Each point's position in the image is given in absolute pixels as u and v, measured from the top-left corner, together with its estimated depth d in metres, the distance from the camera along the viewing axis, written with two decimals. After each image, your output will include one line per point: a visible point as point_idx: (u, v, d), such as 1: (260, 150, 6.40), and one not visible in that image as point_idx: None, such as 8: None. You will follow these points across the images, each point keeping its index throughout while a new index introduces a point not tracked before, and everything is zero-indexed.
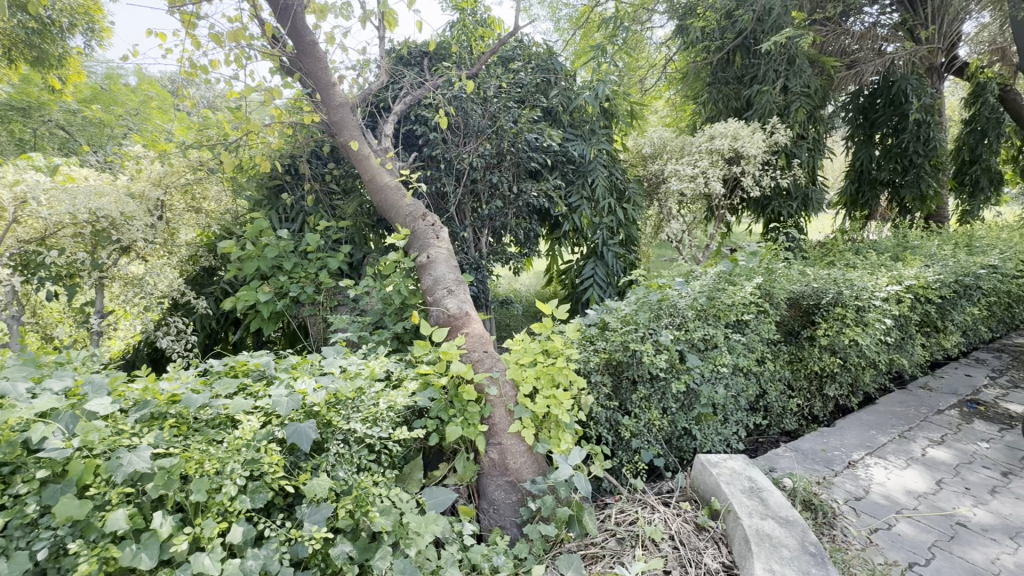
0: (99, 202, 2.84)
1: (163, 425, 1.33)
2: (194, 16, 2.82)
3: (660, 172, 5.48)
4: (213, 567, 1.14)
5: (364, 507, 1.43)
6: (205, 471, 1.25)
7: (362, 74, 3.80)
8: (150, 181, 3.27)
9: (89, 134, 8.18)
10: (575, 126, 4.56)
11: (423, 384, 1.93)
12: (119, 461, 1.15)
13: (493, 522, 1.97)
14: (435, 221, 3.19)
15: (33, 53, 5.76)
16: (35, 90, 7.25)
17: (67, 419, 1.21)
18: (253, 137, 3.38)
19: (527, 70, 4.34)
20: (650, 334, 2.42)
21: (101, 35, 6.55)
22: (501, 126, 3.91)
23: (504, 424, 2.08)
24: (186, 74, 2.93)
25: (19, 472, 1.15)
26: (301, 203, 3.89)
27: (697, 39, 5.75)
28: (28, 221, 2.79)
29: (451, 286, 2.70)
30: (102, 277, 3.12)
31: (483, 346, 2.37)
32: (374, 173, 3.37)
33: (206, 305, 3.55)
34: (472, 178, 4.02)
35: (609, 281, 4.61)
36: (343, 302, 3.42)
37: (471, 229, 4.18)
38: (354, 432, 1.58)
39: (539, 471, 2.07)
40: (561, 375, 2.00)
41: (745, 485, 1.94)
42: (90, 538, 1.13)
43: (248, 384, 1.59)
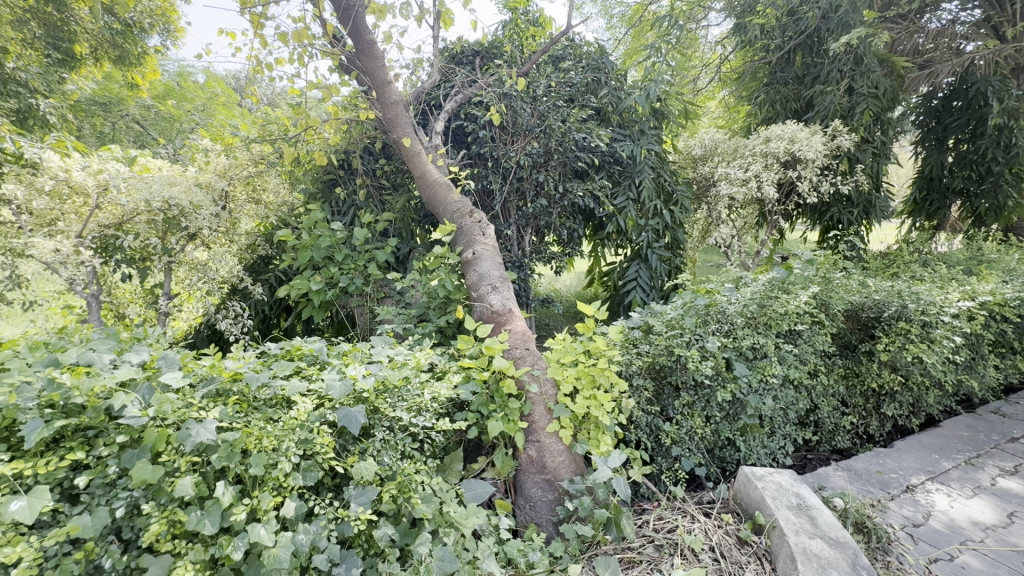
0: (170, 191, 3.08)
1: (226, 401, 1.41)
2: (262, 16, 2.97)
3: (710, 175, 5.37)
4: (267, 538, 1.20)
5: (406, 493, 1.49)
6: (263, 447, 1.32)
7: (416, 73, 3.90)
8: (216, 172, 3.48)
9: (160, 128, 8.78)
10: (624, 126, 4.49)
11: (466, 377, 1.97)
12: (188, 432, 1.24)
13: (529, 519, 1.98)
14: (482, 217, 3.23)
15: (115, 52, 6.22)
16: (115, 87, 7.89)
17: (143, 389, 1.31)
18: (311, 133, 3.52)
19: (577, 69, 4.31)
20: (696, 340, 2.37)
21: (174, 35, 7.00)
22: (550, 125, 3.89)
23: (543, 422, 2.09)
24: (252, 71, 3.10)
25: (102, 436, 1.26)
26: (353, 197, 4.00)
27: (756, 37, 5.52)
28: (109, 207, 3.05)
29: (496, 283, 2.73)
30: (171, 261, 3.34)
31: (525, 343, 2.38)
32: (424, 169, 3.44)
33: (262, 292, 3.74)
34: (518, 176, 4.03)
35: (652, 285, 4.50)
36: (389, 295, 3.51)
37: (515, 228, 4.19)
38: (399, 420, 1.64)
39: (577, 472, 2.08)
40: (603, 376, 1.98)
41: (792, 502, 1.87)
42: (161, 501, 1.22)
43: (303, 367, 1.66)
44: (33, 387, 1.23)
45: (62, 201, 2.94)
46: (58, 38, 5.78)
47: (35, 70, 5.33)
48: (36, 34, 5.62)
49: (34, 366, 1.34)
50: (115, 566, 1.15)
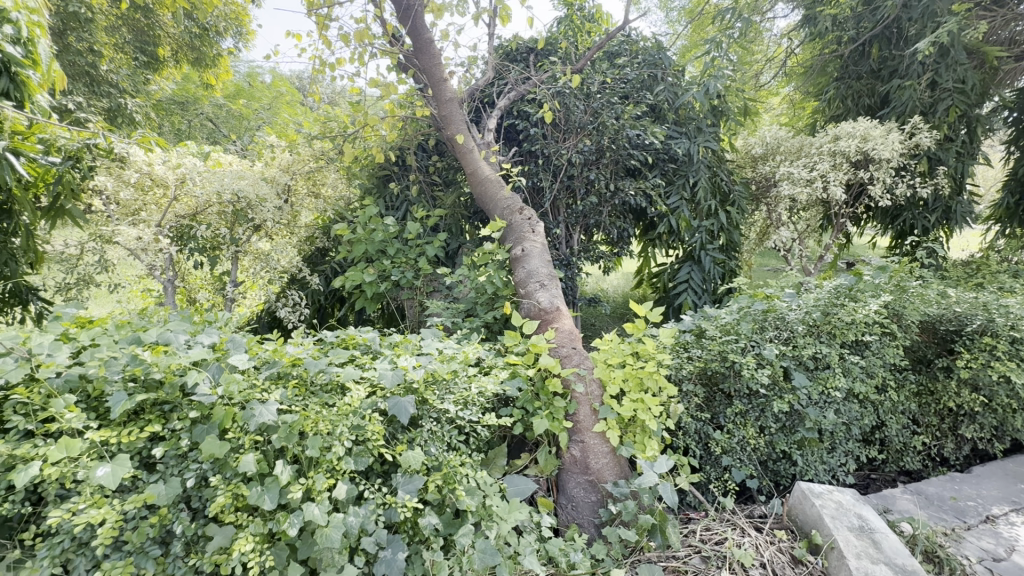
0: (239, 184, 3.27)
1: (287, 385, 1.49)
2: (327, 18, 3.10)
3: (771, 175, 5.12)
4: (321, 518, 1.25)
5: (451, 485, 1.51)
6: (319, 430, 1.38)
7: (470, 70, 3.95)
8: (281, 168, 3.71)
9: (230, 125, 9.37)
10: (680, 123, 4.34)
11: (512, 373, 1.98)
12: (252, 412, 1.32)
13: (571, 519, 1.96)
14: (531, 214, 3.22)
15: (193, 54, 6.67)
16: (192, 87, 8.48)
17: (213, 369, 1.39)
18: (369, 130, 3.63)
19: (632, 65, 4.23)
20: (752, 346, 2.27)
21: (245, 37, 7.42)
22: (603, 121, 3.82)
23: (588, 422, 2.07)
24: (316, 71, 3.24)
25: (176, 410, 1.35)
26: (406, 193, 4.01)
27: (827, 29, 5.20)
28: (185, 199, 3.32)
29: (544, 280, 2.72)
30: (238, 251, 3.57)
31: (572, 342, 2.37)
32: (475, 166, 3.47)
33: (318, 282, 3.89)
34: (569, 174, 3.99)
35: (705, 287, 4.28)
36: (438, 289, 3.58)
37: (564, 226, 4.16)
38: (446, 412, 1.67)
39: (621, 475, 2.05)
40: (651, 379, 1.94)
41: (853, 523, 1.76)
42: (226, 475, 1.30)
43: (357, 356, 1.72)
44: (119, 362, 1.34)
45: (145, 193, 3.23)
46: (144, 42, 6.25)
47: (124, 72, 5.81)
48: (126, 39, 6.09)
49: (121, 343, 1.46)
50: (184, 532, 1.23)
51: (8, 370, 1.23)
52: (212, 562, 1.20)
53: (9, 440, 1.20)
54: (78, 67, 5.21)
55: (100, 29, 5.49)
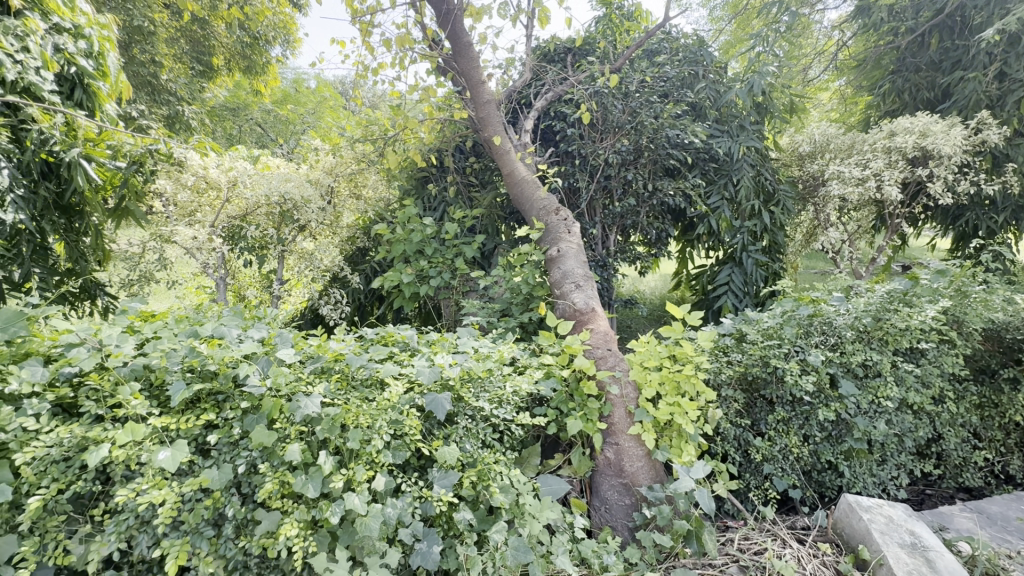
0: (286, 186, 3.52)
1: (329, 378, 1.55)
2: (370, 25, 3.19)
3: (819, 174, 4.91)
4: (360, 508, 1.30)
5: (485, 482, 1.54)
6: (359, 423, 1.43)
7: (508, 72, 3.98)
8: (325, 170, 3.89)
9: (277, 130, 9.79)
10: (722, 121, 4.22)
11: (546, 374, 1.99)
12: (298, 403, 1.38)
13: (604, 521, 1.95)
14: (568, 215, 3.22)
15: (244, 63, 7.01)
16: (243, 94, 8.90)
17: (263, 362, 1.47)
18: (408, 134, 3.72)
19: (672, 63, 4.17)
20: (796, 352, 2.19)
21: (292, 46, 7.74)
22: (642, 121, 3.76)
23: (623, 425, 2.06)
24: (359, 76, 3.34)
25: (228, 400, 1.44)
26: (443, 194, 4.05)
27: (882, 21, 4.96)
28: (237, 200, 3.55)
29: (579, 281, 2.72)
30: (284, 250, 3.73)
31: (607, 344, 2.36)
32: (512, 167, 3.49)
33: (359, 281, 4.01)
34: (606, 174, 3.95)
35: (745, 291, 4.14)
36: (474, 289, 3.62)
37: (600, 226, 4.12)
38: (481, 410, 1.70)
39: (656, 479, 2.02)
40: (688, 383, 1.91)
41: (905, 539, 1.68)
42: (274, 463, 1.36)
43: (396, 352, 1.77)
44: (178, 353, 1.44)
45: (201, 195, 3.47)
46: (201, 52, 6.63)
47: (182, 81, 6.17)
48: (184, 50, 6.47)
49: (180, 336, 1.56)
50: (234, 515, 1.30)
51: (82, 359, 1.35)
52: (260, 545, 1.27)
53: (82, 423, 1.31)
54: (141, 77, 5.56)
55: (161, 41, 5.85)
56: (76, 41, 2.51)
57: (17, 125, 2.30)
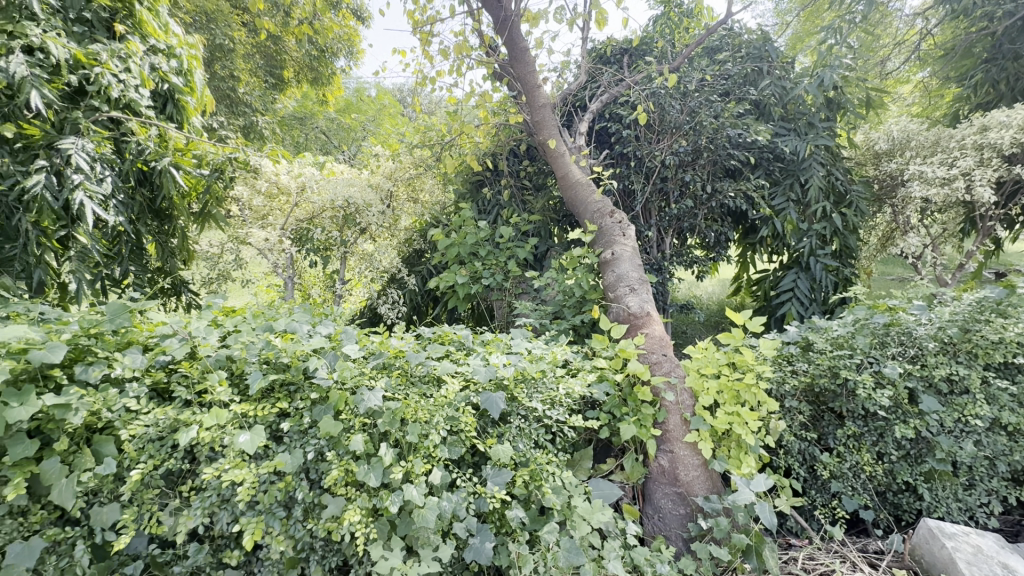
0: (349, 191, 3.75)
1: (390, 374, 1.62)
2: (430, 35, 3.31)
3: (898, 173, 4.57)
4: (418, 499, 1.35)
5: (538, 481, 1.56)
6: (418, 418, 1.49)
7: (563, 75, 3.99)
8: (385, 175, 4.09)
9: (340, 138, 10.29)
10: (788, 119, 4.01)
11: (599, 377, 1.98)
12: (361, 397, 1.46)
13: (658, 530, 1.91)
14: (623, 218, 3.17)
15: (312, 74, 7.43)
16: (310, 104, 9.44)
17: (330, 357, 1.55)
18: (465, 139, 3.81)
19: (735, 60, 4.02)
20: (869, 363, 2.06)
21: (356, 56, 8.11)
22: (701, 121, 3.66)
23: (679, 432, 2.01)
24: (418, 84, 3.46)
25: (299, 391, 1.53)
26: (498, 197, 4.11)
27: (975, 5, 4.51)
28: (305, 204, 3.77)
29: (634, 285, 2.68)
30: (347, 251, 3.93)
31: (662, 349, 2.31)
32: (567, 170, 3.49)
33: (415, 282, 4.14)
34: (663, 176, 3.87)
35: (812, 298, 3.92)
36: (527, 291, 3.65)
37: (656, 229, 4.04)
38: (534, 410, 1.72)
39: (713, 490, 1.96)
40: (748, 392, 1.84)
41: (996, 572, 1.53)
42: (339, 452, 1.44)
43: (452, 351, 1.82)
44: (256, 346, 1.56)
45: (275, 200, 3.76)
46: (273, 66, 7.09)
47: (256, 93, 6.63)
48: (259, 65, 6.95)
49: (257, 330, 1.69)
50: (303, 499, 1.39)
51: (174, 349, 1.49)
52: (326, 528, 1.35)
53: (174, 406, 1.45)
54: (221, 91, 6.02)
55: (239, 57, 6.31)
56: (169, 60, 2.79)
57: (119, 137, 2.58)
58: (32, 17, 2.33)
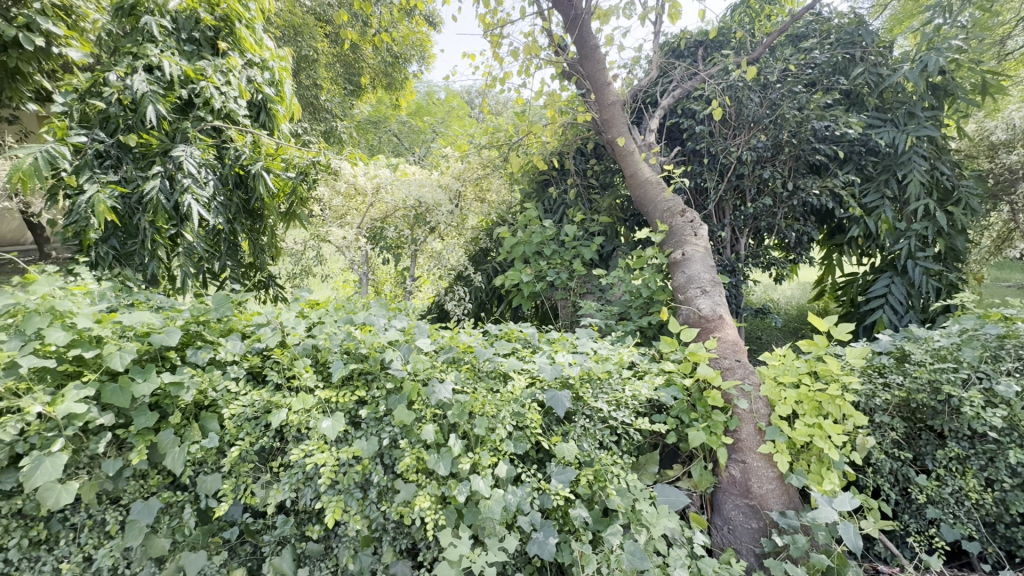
0: (421, 192, 3.88)
1: (460, 368, 1.67)
2: (500, 37, 3.36)
3: (1019, 167, 4.04)
4: (485, 491, 1.40)
5: (602, 482, 1.55)
6: (485, 412, 1.54)
7: (633, 72, 3.92)
8: (454, 176, 4.15)
9: (411, 140, 10.73)
10: (884, 110, 3.68)
11: (667, 380, 1.93)
12: (432, 389, 1.52)
13: (727, 543, 1.84)
14: (694, 217, 3.06)
15: (387, 80, 7.80)
16: (384, 108, 9.94)
17: (404, 350, 1.64)
18: (532, 139, 3.85)
19: (822, 47, 3.74)
20: (979, 379, 1.84)
21: (427, 61, 8.39)
22: (783, 114, 3.44)
23: (752, 442, 1.91)
24: (487, 86, 3.54)
25: (375, 380, 1.63)
26: (564, 196, 4.10)
27: None
28: (379, 204, 3.96)
29: (706, 286, 2.58)
30: (417, 249, 4.10)
31: (736, 354, 2.21)
32: (636, 168, 3.41)
33: (481, 279, 4.23)
34: (738, 173, 3.69)
35: (908, 305, 3.58)
36: (592, 290, 3.62)
37: (730, 229, 3.86)
38: (599, 411, 1.71)
39: (789, 505, 1.85)
40: (832, 404, 1.72)
41: None
42: (411, 440, 1.51)
43: (519, 348, 1.85)
44: (338, 336, 1.67)
45: (352, 201, 3.92)
46: (351, 73, 7.53)
47: (336, 100, 7.07)
48: (339, 73, 7.40)
49: (339, 322, 1.81)
50: (378, 482, 1.48)
51: (268, 336, 1.64)
52: (398, 511, 1.42)
53: (267, 389, 1.59)
54: (306, 99, 6.45)
55: (322, 66, 6.76)
56: (263, 73, 3.06)
57: (221, 144, 2.85)
58: (152, 39, 2.66)
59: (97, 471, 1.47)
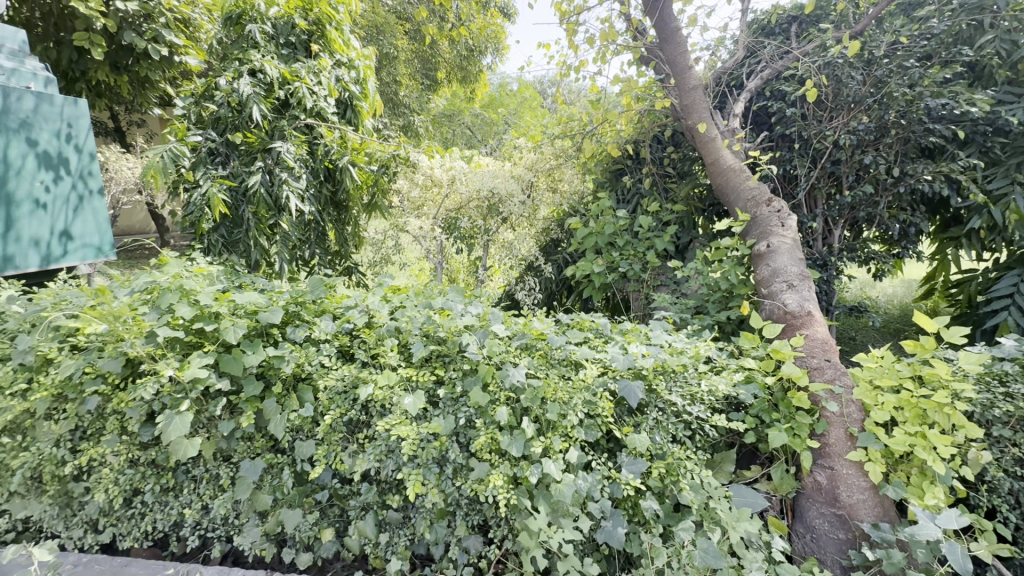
0: (494, 182, 4.00)
1: (532, 355, 1.71)
2: (576, 24, 3.32)
3: None
4: (556, 474, 1.43)
5: (674, 476, 1.53)
6: (558, 398, 1.56)
7: (717, 53, 3.71)
8: (526, 166, 4.18)
9: (483, 132, 10.89)
10: (1019, 83, 3.20)
11: (747, 377, 1.84)
12: (506, 373, 1.57)
13: (810, 552, 1.74)
14: (782, 206, 2.87)
15: (461, 74, 7.96)
16: (458, 101, 10.17)
17: (480, 334, 1.69)
18: (606, 128, 3.78)
19: (942, 14, 3.24)
20: None
21: (501, 53, 8.46)
22: (890, 92, 3.11)
23: (842, 448, 1.78)
24: (561, 75, 3.52)
25: (452, 362, 1.71)
26: (638, 186, 3.97)
27: None
28: (454, 195, 4.13)
29: (793, 280, 2.42)
30: (489, 239, 4.20)
31: (826, 353, 2.06)
32: (717, 156, 3.24)
33: (551, 270, 4.23)
34: (834, 158, 3.40)
35: None
36: (666, 283, 3.52)
37: (822, 219, 3.58)
38: (673, 404, 1.68)
39: (884, 518, 1.71)
40: (940, 413, 1.56)
41: None
42: (486, 421, 1.57)
43: (591, 338, 1.86)
44: (418, 320, 1.77)
45: (429, 192, 4.11)
46: (428, 68, 7.78)
47: (414, 95, 7.34)
48: (416, 68, 7.66)
49: (418, 306, 1.91)
50: (455, 459, 1.56)
51: (357, 317, 1.77)
52: (473, 488, 1.49)
53: (355, 366, 1.72)
54: (387, 95, 6.76)
55: (401, 63, 7.04)
56: (350, 72, 3.25)
57: (313, 140, 3.07)
58: (255, 45, 2.91)
59: (214, 432, 1.68)
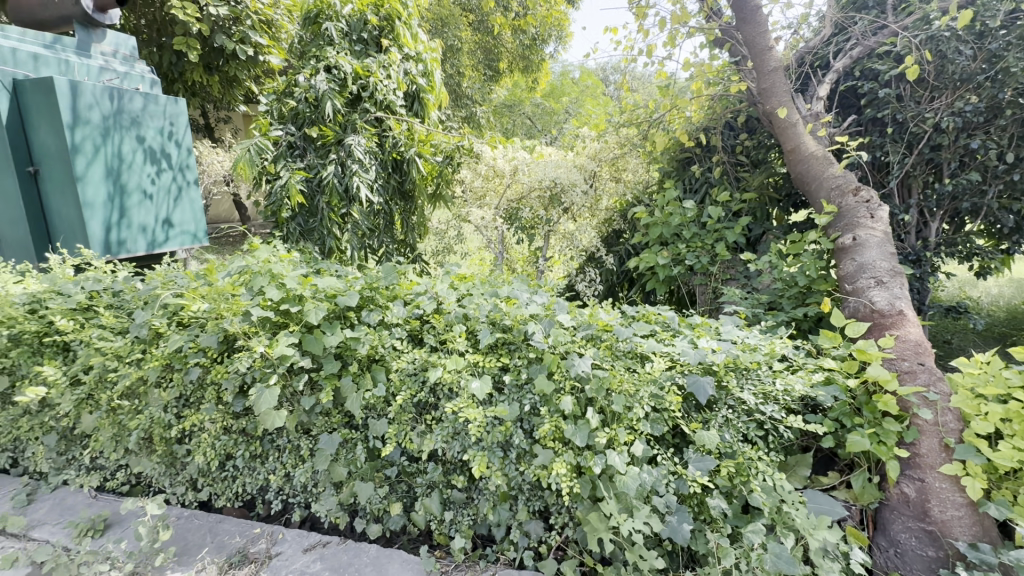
0: (557, 172, 3.99)
1: (598, 346, 1.70)
2: (645, 8, 3.22)
3: None
4: (620, 466, 1.43)
5: (744, 476, 1.48)
6: (623, 390, 1.55)
7: (800, 31, 3.46)
8: (590, 155, 4.20)
9: (543, 122, 10.81)
10: None
11: (827, 378, 1.73)
12: (572, 362, 1.57)
13: (893, 567, 1.62)
14: (871, 196, 2.65)
15: (523, 63, 7.94)
16: (519, 91, 10.15)
17: (546, 323, 1.71)
18: (674, 115, 3.65)
19: None
20: None
21: (564, 41, 8.33)
22: (1005, 67, 2.77)
23: (935, 460, 1.64)
24: (628, 61, 3.43)
25: (517, 350, 1.74)
26: (708, 175, 3.77)
27: None
28: (516, 185, 4.16)
29: (882, 276, 2.23)
30: (550, 230, 4.20)
31: (920, 356, 1.89)
32: (798, 142, 3.03)
33: (612, 261, 4.17)
34: (934, 143, 3.09)
35: None
36: (736, 277, 3.37)
37: (917, 210, 3.27)
38: (744, 402, 1.62)
39: (984, 539, 1.56)
40: None
41: None
42: (551, 409, 1.59)
43: (658, 331, 1.82)
44: (485, 308, 1.82)
45: (491, 181, 4.16)
46: (491, 59, 7.81)
47: (476, 86, 7.42)
48: (479, 59, 7.72)
49: (485, 294, 1.95)
50: (519, 445, 1.59)
51: (426, 303, 1.84)
52: (537, 474, 1.52)
53: (424, 350, 1.79)
54: (450, 87, 6.88)
55: (464, 55, 7.13)
56: (418, 65, 3.34)
57: (382, 133, 3.19)
58: (331, 42, 3.06)
59: (297, 406, 1.81)
